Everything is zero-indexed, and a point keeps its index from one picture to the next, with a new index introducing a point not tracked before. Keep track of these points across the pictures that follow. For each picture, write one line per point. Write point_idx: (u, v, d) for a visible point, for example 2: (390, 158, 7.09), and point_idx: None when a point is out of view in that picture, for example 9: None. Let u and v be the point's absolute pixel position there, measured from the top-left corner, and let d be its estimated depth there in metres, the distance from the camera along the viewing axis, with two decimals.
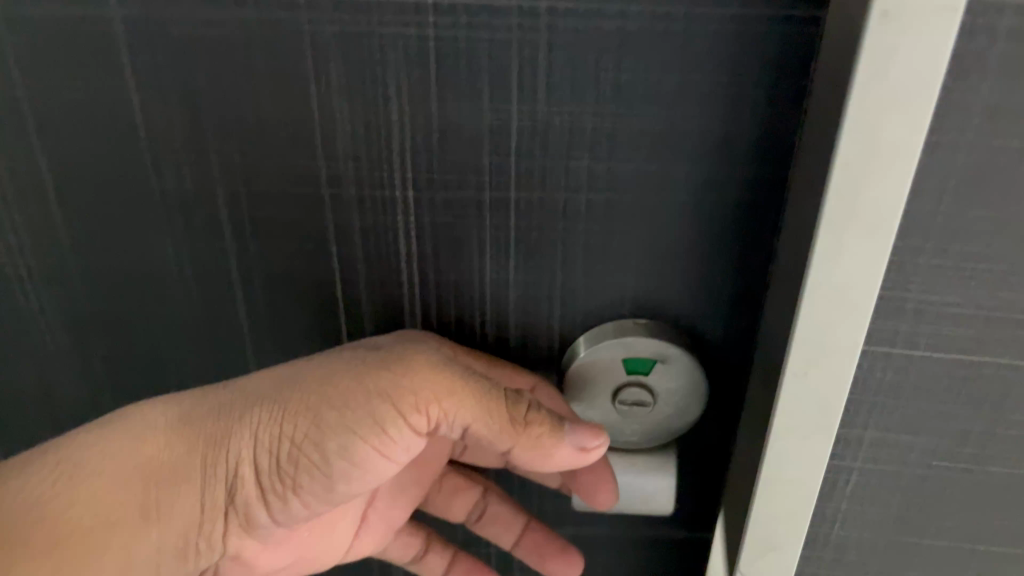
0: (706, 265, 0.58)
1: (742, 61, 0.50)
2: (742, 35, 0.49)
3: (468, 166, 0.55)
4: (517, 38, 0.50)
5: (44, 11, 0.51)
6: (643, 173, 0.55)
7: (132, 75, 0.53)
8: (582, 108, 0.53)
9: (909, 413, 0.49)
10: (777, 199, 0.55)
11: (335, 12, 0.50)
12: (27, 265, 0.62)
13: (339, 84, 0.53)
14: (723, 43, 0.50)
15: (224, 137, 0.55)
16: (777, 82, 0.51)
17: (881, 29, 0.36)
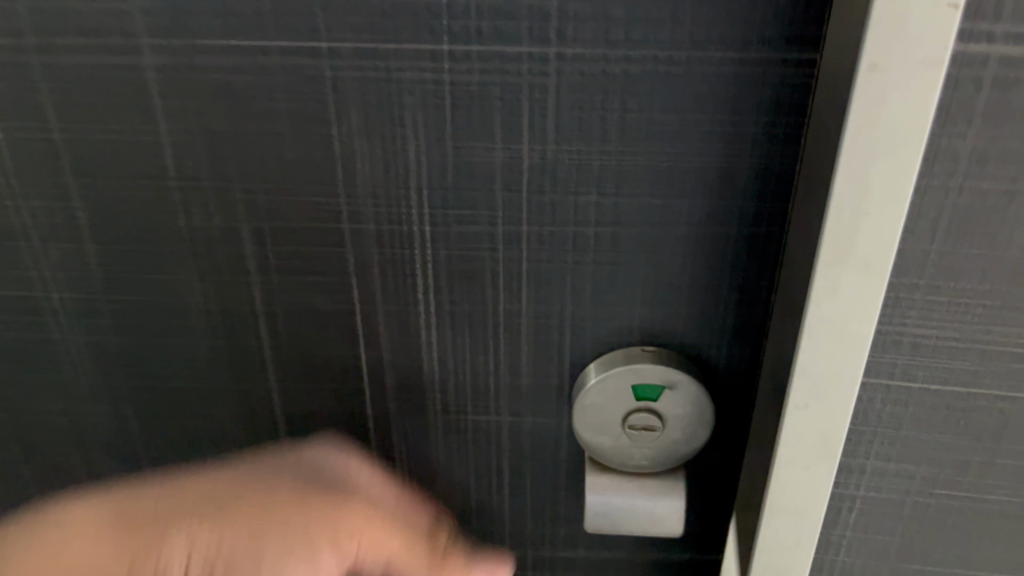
0: (711, 296, 0.60)
1: (743, 102, 0.52)
2: (743, 78, 0.52)
3: (481, 202, 0.58)
4: (528, 82, 0.53)
5: (81, 59, 0.54)
6: (649, 208, 0.57)
7: (162, 118, 0.56)
8: (591, 146, 0.55)
9: (909, 443, 0.50)
10: (779, 232, 0.57)
11: (356, 59, 0.53)
12: (60, 296, 0.65)
13: (358, 125, 0.55)
14: (725, 86, 0.52)
15: (248, 175, 0.58)
16: (777, 122, 0.53)
17: (871, 80, 0.38)
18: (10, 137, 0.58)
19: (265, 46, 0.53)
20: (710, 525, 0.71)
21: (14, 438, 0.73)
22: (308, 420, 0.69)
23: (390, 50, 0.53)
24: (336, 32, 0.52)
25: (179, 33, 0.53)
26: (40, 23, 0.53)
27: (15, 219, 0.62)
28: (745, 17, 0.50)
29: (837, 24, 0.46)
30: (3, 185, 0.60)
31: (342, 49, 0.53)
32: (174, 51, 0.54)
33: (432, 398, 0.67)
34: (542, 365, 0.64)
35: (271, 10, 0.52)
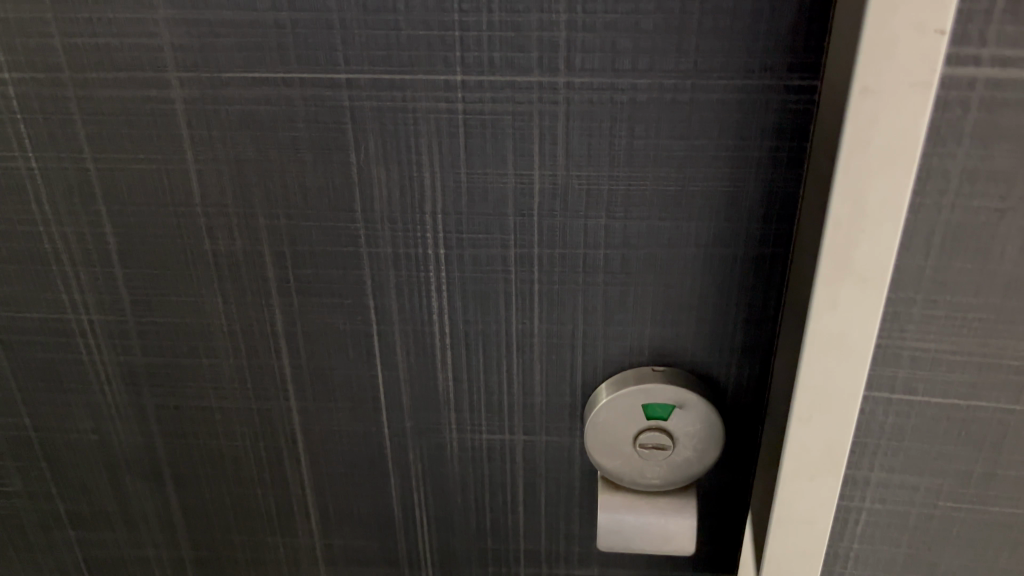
0: (718, 315, 0.62)
1: (745, 126, 0.54)
2: (745, 103, 0.54)
3: (494, 225, 0.60)
4: (538, 110, 0.55)
5: (114, 92, 0.57)
6: (657, 229, 0.59)
7: (190, 148, 0.59)
8: (600, 171, 0.57)
9: (913, 455, 0.52)
10: (783, 253, 0.58)
11: (373, 89, 0.56)
12: (90, 319, 0.67)
13: (376, 152, 0.58)
14: (727, 111, 0.54)
15: (270, 202, 0.60)
16: (778, 146, 0.55)
17: (862, 103, 0.40)
18: (45, 167, 0.61)
19: (288, 78, 0.56)
20: (722, 542, 0.72)
21: (44, 457, 0.75)
22: (326, 439, 0.71)
23: (406, 80, 0.55)
24: (355, 64, 0.55)
25: (206, 66, 0.56)
26: (76, 58, 0.56)
27: (49, 245, 0.64)
28: (745, 45, 0.52)
29: (834, 52, 0.49)
30: (38, 212, 0.63)
31: (361, 81, 0.55)
32: (202, 83, 0.56)
33: (447, 417, 0.68)
34: (554, 384, 0.66)
35: (294, 43, 0.55)
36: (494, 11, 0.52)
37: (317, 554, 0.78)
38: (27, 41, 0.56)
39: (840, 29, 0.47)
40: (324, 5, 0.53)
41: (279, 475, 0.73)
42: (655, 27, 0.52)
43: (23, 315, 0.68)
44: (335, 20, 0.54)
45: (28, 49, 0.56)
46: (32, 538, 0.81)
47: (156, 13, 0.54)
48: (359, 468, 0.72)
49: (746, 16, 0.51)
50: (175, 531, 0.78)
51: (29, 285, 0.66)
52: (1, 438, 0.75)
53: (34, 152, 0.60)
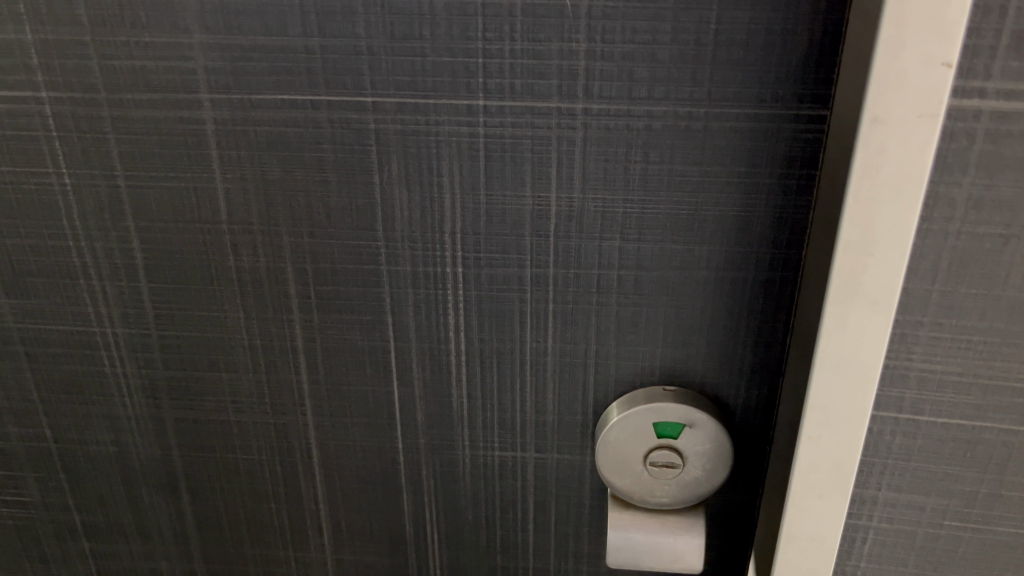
0: (728, 337, 0.63)
1: (756, 154, 0.56)
2: (756, 132, 0.56)
3: (511, 245, 0.61)
4: (556, 134, 0.57)
5: (147, 112, 0.59)
6: (669, 252, 0.60)
7: (219, 166, 0.61)
8: (615, 195, 0.59)
9: (920, 476, 0.53)
10: (793, 277, 0.60)
11: (398, 113, 0.58)
12: (114, 332, 0.69)
13: (399, 173, 0.60)
14: (739, 138, 0.56)
15: (294, 221, 0.62)
16: (789, 173, 0.57)
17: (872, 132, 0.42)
18: (77, 183, 0.63)
19: (316, 101, 0.58)
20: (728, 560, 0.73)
21: (63, 467, 0.76)
22: (342, 454, 0.72)
23: (428, 104, 0.57)
24: (381, 89, 0.57)
25: (238, 88, 0.58)
26: (112, 79, 0.58)
27: (77, 259, 0.66)
28: (758, 76, 0.54)
29: (843, 86, 0.51)
30: (69, 227, 0.65)
31: (386, 105, 0.57)
32: (233, 105, 0.59)
33: (460, 433, 0.70)
34: (566, 403, 0.67)
35: (323, 68, 0.57)
36: (516, 40, 0.55)
37: (328, 568, 0.79)
38: (65, 62, 0.58)
39: (849, 62, 0.49)
40: (353, 32, 0.55)
41: (293, 489, 0.74)
42: (671, 57, 0.54)
43: (50, 327, 0.69)
44: (363, 47, 0.56)
45: (66, 69, 0.58)
46: (47, 549, 0.81)
47: (192, 37, 0.56)
48: (373, 483, 0.73)
49: (759, 48, 0.53)
50: (188, 543, 0.79)
51: (57, 298, 0.68)
52: (22, 448, 0.76)
53: (67, 169, 0.62)
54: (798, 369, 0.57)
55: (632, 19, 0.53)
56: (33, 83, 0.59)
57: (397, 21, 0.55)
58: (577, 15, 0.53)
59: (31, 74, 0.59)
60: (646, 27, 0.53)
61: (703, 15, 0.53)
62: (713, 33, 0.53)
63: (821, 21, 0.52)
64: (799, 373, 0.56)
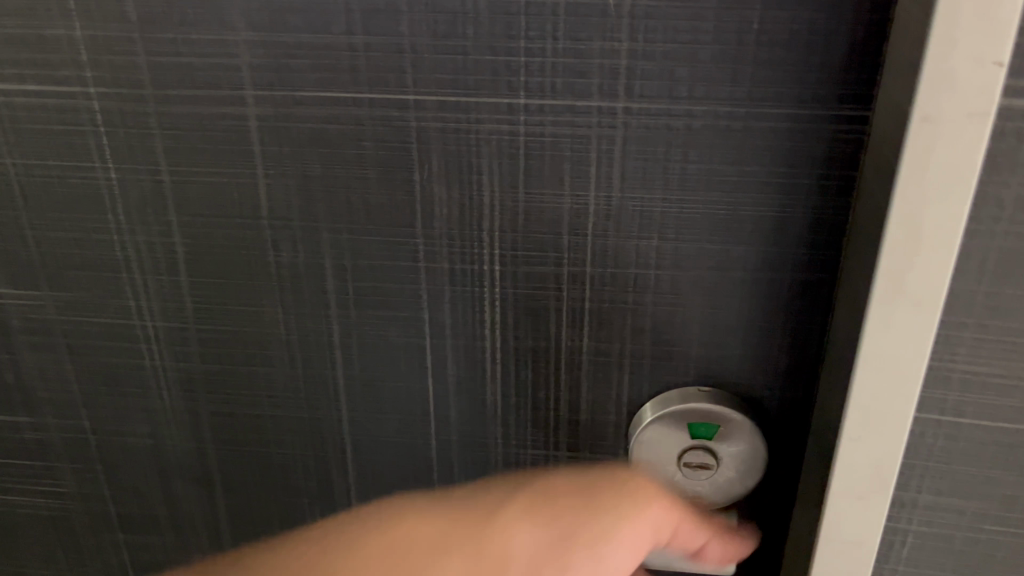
0: (763, 338, 0.63)
1: (795, 155, 0.56)
2: (796, 133, 0.56)
3: (548, 243, 0.62)
4: (596, 133, 0.57)
5: (192, 108, 0.60)
6: (706, 253, 0.60)
7: (261, 161, 0.61)
8: (653, 194, 0.59)
9: (960, 479, 0.52)
10: (830, 279, 0.60)
11: (439, 110, 0.58)
12: (154, 325, 0.70)
13: (438, 170, 0.60)
14: (778, 140, 0.56)
15: (334, 218, 0.63)
16: (826, 173, 0.56)
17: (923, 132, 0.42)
18: (122, 177, 0.64)
19: (358, 98, 0.58)
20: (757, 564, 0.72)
21: (99, 459, 0.77)
22: (375, 450, 0.73)
23: (469, 102, 0.58)
24: (422, 87, 0.58)
25: (281, 86, 0.59)
26: (159, 75, 0.59)
27: (120, 253, 0.67)
28: (799, 77, 0.54)
29: (887, 86, 0.50)
30: (113, 221, 0.66)
31: (428, 102, 0.58)
32: (277, 101, 0.59)
33: (493, 431, 0.70)
34: (599, 402, 0.67)
35: (366, 66, 0.57)
36: (558, 39, 0.55)
37: None
38: (114, 58, 0.59)
39: (893, 62, 0.49)
40: (396, 30, 0.56)
41: (326, 484, 0.75)
42: (713, 57, 0.54)
43: (91, 320, 0.70)
44: (405, 45, 0.56)
45: (114, 65, 0.59)
46: (82, 539, 0.83)
47: (238, 34, 0.57)
48: (405, 480, 0.74)
49: (801, 48, 0.53)
50: (221, 536, 0.80)
51: (99, 291, 0.69)
52: (61, 439, 0.77)
53: (113, 163, 0.63)
54: (835, 369, 0.57)
55: (674, 19, 0.53)
56: (80, 78, 0.60)
57: (440, 19, 0.55)
58: (620, 15, 0.54)
59: (79, 70, 0.60)
60: (688, 27, 0.53)
61: (746, 16, 0.53)
62: (755, 33, 0.53)
63: (865, 21, 0.52)
64: (837, 373, 0.56)
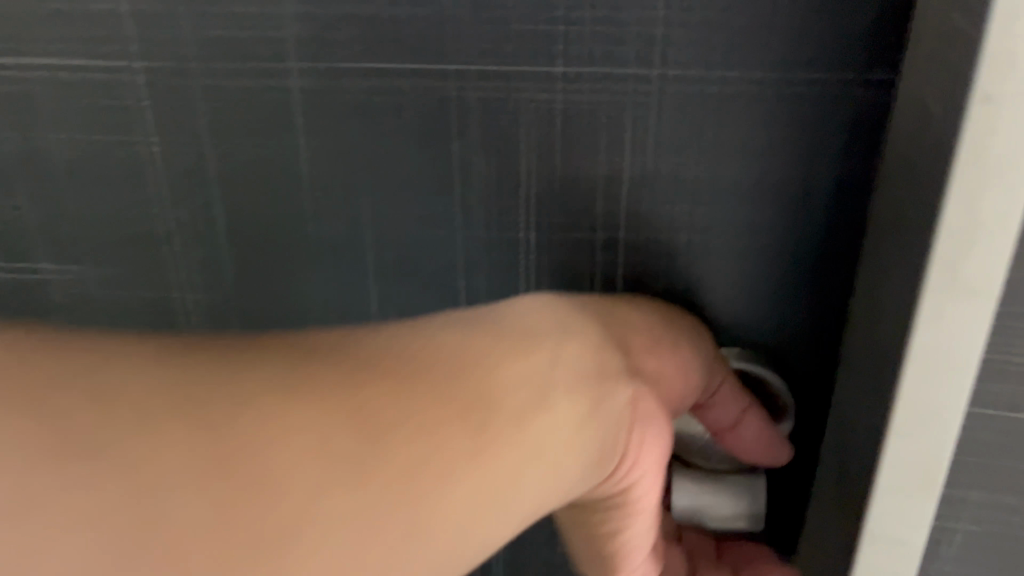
0: (788, 309, 0.61)
1: (822, 120, 0.53)
2: (824, 97, 0.52)
3: (582, 212, 0.60)
4: (632, 100, 0.55)
5: (236, 80, 0.61)
6: (734, 220, 0.58)
7: (302, 131, 0.62)
8: (682, 162, 0.57)
9: (1011, 476, 0.49)
10: (851, 255, 0.57)
11: (479, 80, 0.57)
12: (192, 297, 0.72)
13: (476, 139, 0.59)
14: (810, 106, 0.53)
15: (375, 188, 0.63)
16: (851, 143, 0.53)
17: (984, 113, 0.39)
18: (166, 150, 0.65)
19: (399, 68, 0.58)
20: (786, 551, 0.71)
21: None
22: None
23: (507, 70, 0.56)
24: (463, 58, 0.57)
25: (324, 58, 0.59)
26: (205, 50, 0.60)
27: (162, 226, 0.69)
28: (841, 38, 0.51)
29: (923, 57, 0.47)
30: (156, 195, 0.68)
31: (468, 73, 0.57)
32: (319, 71, 0.60)
33: None
34: None
35: (407, 38, 0.57)
36: (596, 7, 0.53)
37: None
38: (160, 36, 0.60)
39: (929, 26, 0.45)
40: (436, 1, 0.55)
41: None
42: (759, 24, 0.51)
43: (135, 292, 0.73)
44: (446, 15, 0.55)
45: (161, 40, 0.60)
46: None
47: (283, 7, 0.58)
48: None
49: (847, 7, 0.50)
50: None
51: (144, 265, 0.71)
52: None
53: (157, 137, 0.65)
54: (866, 358, 0.54)
55: None
56: (126, 53, 0.61)
57: None
58: None
59: (128, 48, 0.61)
60: None
61: None
62: None
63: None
64: (869, 362, 0.53)
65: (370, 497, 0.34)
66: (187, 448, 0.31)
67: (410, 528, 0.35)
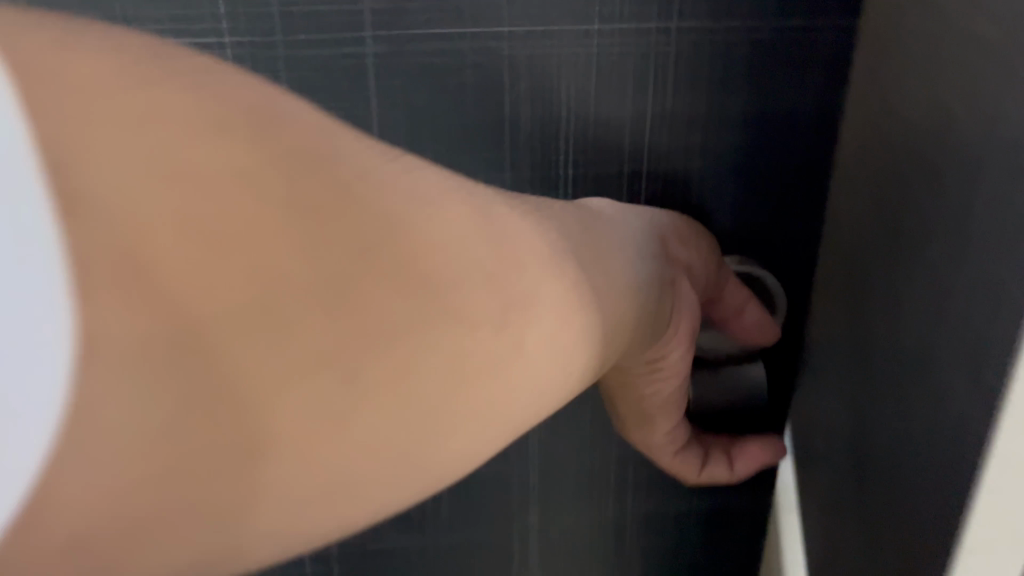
0: (782, 216, 0.71)
1: (800, 56, 0.64)
2: (801, 38, 0.64)
3: (612, 148, 0.69)
4: (653, 49, 0.65)
5: (315, 50, 0.64)
6: (733, 141, 0.68)
7: (374, 93, 0.66)
8: (692, 95, 0.67)
9: None
10: (803, 177, 0.69)
11: (528, 38, 0.64)
12: None
13: (524, 93, 0.66)
14: (789, 42, 0.64)
15: (435, 144, 0.68)
16: (826, 76, 0.65)
17: (1001, 162, 0.33)
18: None
19: (459, 31, 0.63)
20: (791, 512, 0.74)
21: None
22: None
23: (552, 30, 0.64)
24: (515, 19, 0.63)
25: (397, 26, 0.63)
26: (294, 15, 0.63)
27: None
28: None
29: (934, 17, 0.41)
30: None
31: (519, 31, 0.63)
32: (392, 40, 0.64)
33: None
34: None
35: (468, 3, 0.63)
36: None
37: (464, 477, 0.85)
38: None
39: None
40: None
41: None
42: None
43: None
44: None
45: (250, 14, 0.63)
46: None
47: None
48: None
49: None
50: None
51: None
52: None
53: None
54: (860, 368, 0.52)
55: None
56: (217, 28, 0.63)
57: None
58: None
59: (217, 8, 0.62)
60: None
61: None
62: None
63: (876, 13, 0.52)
64: (881, 381, 0.47)
65: (433, 363, 0.27)
66: (206, 268, 0.22)
67: (455, 405, 0.28)
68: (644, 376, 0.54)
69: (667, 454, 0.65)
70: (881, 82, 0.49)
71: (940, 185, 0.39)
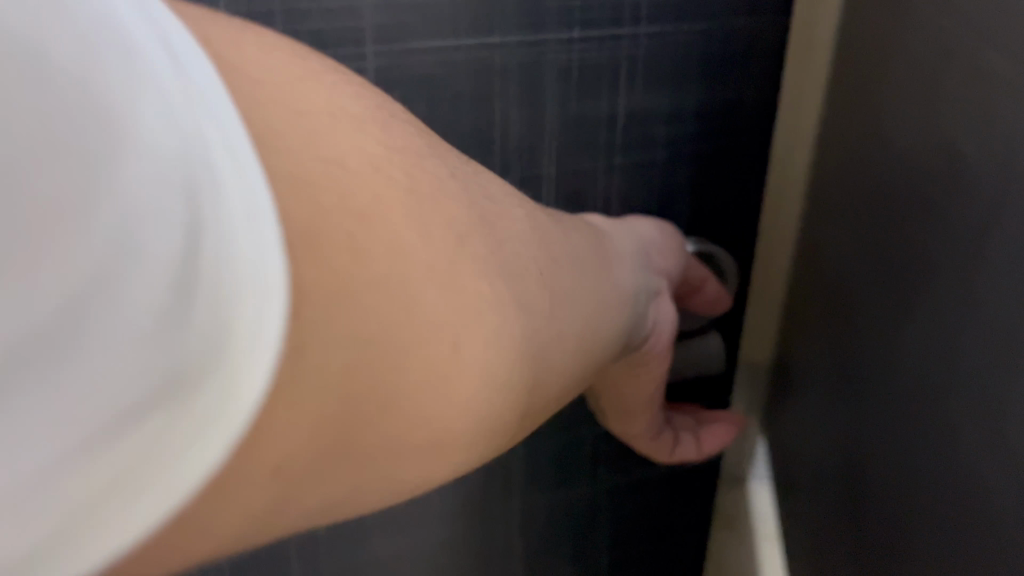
0: (730, 193, 0.80)
1: (747, 52, 0.73)
2: (748, 37, 0.72)
3: (588, 144, 0.75)
4: (626, 53, 0.71)
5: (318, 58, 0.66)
6: (691, 130, 0.76)
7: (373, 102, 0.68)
8: (657, 92, 0.74)
9: None
10: (748, 157, 0.78)
11: (517, 48, 0.69)
12: None
13: (514, 95, 0.71)
14: (737, 40, 0.72)
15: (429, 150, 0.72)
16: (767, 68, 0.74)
17: (973, 150, 0.38)
18: None
19: (455, 42, 0.68)
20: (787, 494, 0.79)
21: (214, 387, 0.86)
22: None
23: (540, 39, 0.69)
24: (505, 31, 0.68)
25: (398, 40, 0.67)
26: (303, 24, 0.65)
27: None
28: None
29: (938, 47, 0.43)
30: None
31: (510, 41, 0.69)
32: (394, 54, 0.67)
33: None
34: None
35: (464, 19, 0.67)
36: None
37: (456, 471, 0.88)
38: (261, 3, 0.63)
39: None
40: None
41: None
42: None
43: None
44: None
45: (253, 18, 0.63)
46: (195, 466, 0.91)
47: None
48: None
49: None
50: None
51: None
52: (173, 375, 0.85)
53: None
54: (856, 365, 0.56)
55: None
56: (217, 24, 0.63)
57: None
58: None
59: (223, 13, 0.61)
60: None
61: None
62: None
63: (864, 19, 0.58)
64: (877, 388, 0.52)
65: (502, 347, 0.31)
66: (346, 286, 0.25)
67: (518, 375, 0.33)
68: (630, 372, 0.57)
69: (645, 440, 0.69)
70: (872, 82, 0.54)
71: (941, 220, 0.42)
